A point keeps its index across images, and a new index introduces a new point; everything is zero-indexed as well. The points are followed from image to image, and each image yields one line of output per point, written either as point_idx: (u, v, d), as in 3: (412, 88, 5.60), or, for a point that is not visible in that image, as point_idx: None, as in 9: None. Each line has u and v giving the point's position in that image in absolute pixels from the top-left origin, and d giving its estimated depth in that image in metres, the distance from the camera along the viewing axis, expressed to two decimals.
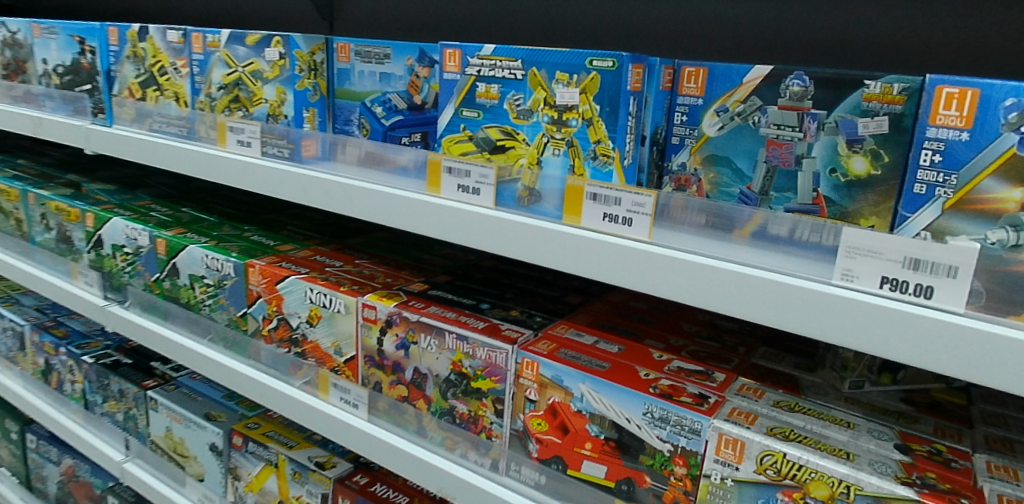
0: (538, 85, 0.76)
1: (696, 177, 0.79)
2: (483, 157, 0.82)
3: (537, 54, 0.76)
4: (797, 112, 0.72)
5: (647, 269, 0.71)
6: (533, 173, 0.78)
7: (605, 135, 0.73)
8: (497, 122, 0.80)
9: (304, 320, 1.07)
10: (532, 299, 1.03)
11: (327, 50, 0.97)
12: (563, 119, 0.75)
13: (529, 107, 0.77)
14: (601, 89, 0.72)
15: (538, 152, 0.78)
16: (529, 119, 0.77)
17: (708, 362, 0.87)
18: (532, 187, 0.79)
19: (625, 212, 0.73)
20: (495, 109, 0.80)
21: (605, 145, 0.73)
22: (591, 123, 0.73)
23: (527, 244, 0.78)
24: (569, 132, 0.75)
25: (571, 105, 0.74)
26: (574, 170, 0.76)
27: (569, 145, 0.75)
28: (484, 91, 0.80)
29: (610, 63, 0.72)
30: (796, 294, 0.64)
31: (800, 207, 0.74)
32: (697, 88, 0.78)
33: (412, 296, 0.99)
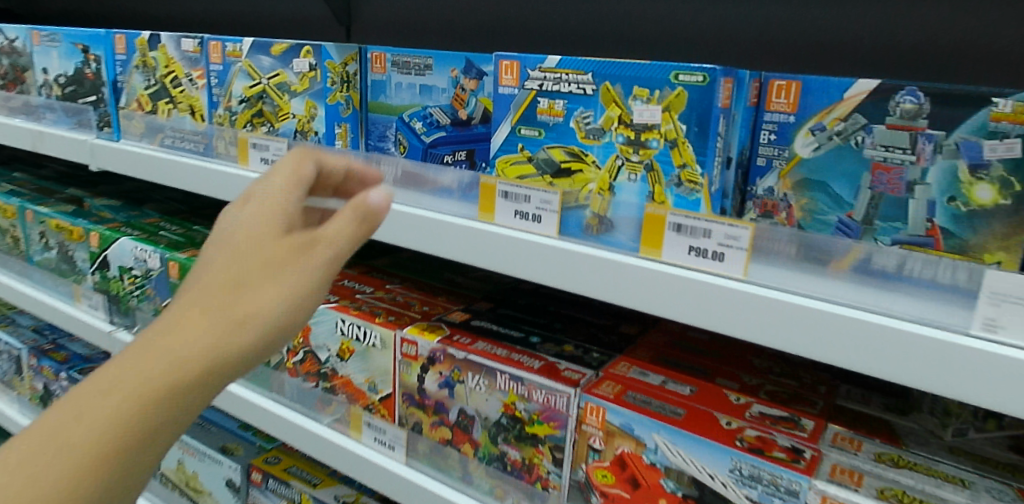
0: (612, 102, 0.67)
1: (785, 202, 0.71)
2: (545, 181, 0.73)
3: (611, 67, 0.67)
4: (909, 132, 0.64)
5: (742, 311, 0.63)
6: (605, 199, 0.69)
7: (692, 158, 0.64)
8: (562, 142, 0.71)
9: (334, 354, 0.98)
10: (585, 330, 0.95)
11: (360, 60, 0.90)
12: (641, 140, 0.66)
13: (601, 126, 0.68)
14: (688, 106, 0.63)
15: (611, 176, 0.69)
16: (601, 139, 0.68)
17: (792, 406, 0.79)
18: (602, 214, 0.70)
19: (716, 245, 0.64)
20: (559, 128, 0.71)
21: (692, 170, 0.64)
22: (676, 145, 0.65)
23: (598, 280, 0.69)
24: (649, 154, 0.66)
25: (651, 124, 0.65)
26: (654, 197, 0.67)
27: (649, 169, 0.66)
28: (547, 108, 0.71)
29: (700, 78, 0.63)
30: (927, 345, 0.56)
31: (910, 239, 0.65)
32: (788, 104, 0.69)
33: (457, 329, 0.91)
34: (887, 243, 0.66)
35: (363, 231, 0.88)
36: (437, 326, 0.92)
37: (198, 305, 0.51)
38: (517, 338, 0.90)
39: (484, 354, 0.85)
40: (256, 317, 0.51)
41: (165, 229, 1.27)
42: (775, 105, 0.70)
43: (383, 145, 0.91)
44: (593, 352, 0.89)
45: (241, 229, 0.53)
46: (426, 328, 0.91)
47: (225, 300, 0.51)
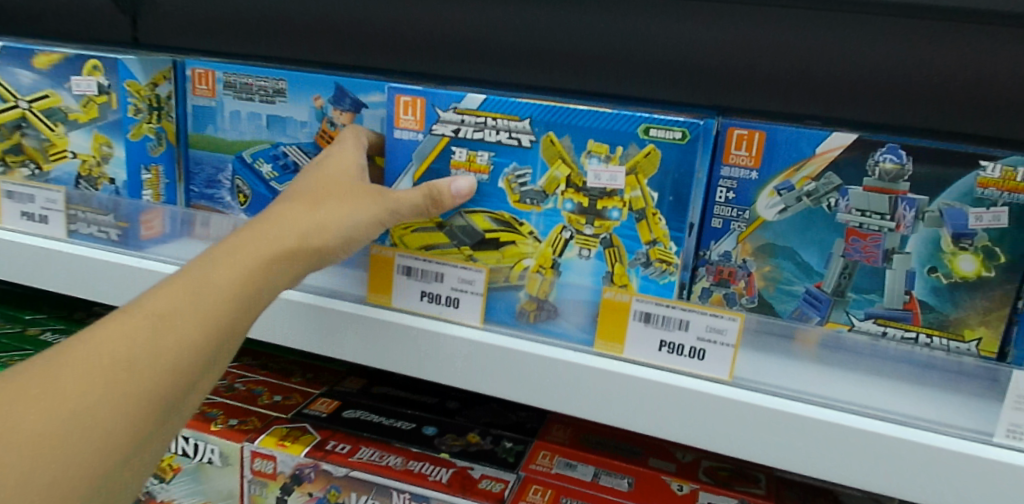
0: (558, 158, 0.55)
1: (744, 270, 0.60)
2: (462, 253, 0.59)
3: (558, 114, 0.55)
4: (889, 196, 0.55)
5: (731, 421, 0.54)
6: (547, 280, 0.58)
7: (666, 234, 0.55)
8: (487, 206, 0.58)
9: (149, 473, 0.72)
10: (486, 408, 0.79)
11: (176, 77, 0.68)
12: (598, 209, 0.56)
13: (542, 189, 0.56)
14: (661, 167, 0.54)
15: (557, 248, 0.57)
16: (542, 205, 0.57)
17: (737, 487, 0.71)
18: (542, 299, 0.58)
19: (695, 341, 0.55)
20: (483, 187, 0.58)
21: (665, 247, 0.55)
22: (642, 216, 0.55)
23: (548, 386, 0.57)
24: (608, 227, 0.56)
25: (612, 189, 0.55)
26: (613, 278, 0.56)
27: (608, 244, 0.56)
28: (466, 161, 0.57)
29: (677, 135, 0.53)
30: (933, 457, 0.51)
31: (885, 312, 0.57)
32: (750, 157, 0.58)
33: (329, 433, 0.70)
34: (861, 316, 0.58)
35: None
36: (301, 429, 0.69)
37: (287, 209, 0.56)
38: (408, 434, 0.72)
39: (373, 468, 0.66)
40: (329, 229, 0.55)
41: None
42: (734, 158, 0.58)
43: (214, 192, 0.69)
44: (505, 442, 0.73)
45: (339, 154, 0.58)
46: (286, 436, 0.68)
47: (324, 205, 0.55)
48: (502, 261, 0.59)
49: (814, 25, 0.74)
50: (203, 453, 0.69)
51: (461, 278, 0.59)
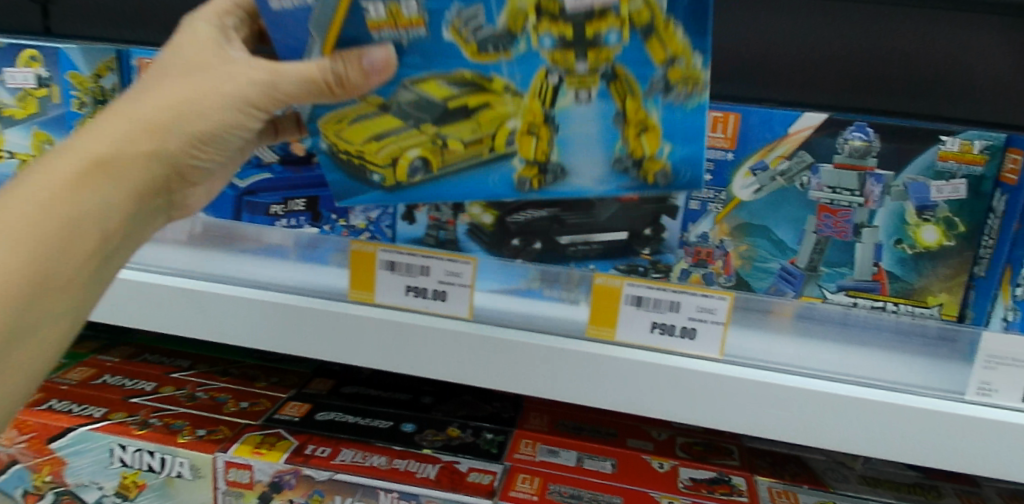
0: None
1: (721, 249, 0.60)
2: (424, 133, 0.50)
3: None
4: (858, 172, 0.57)
5: (720, 396, 0.57)
6: (541, 138, 0.50)
7: (682, 47, 0.45)
8: (435, 69, 0.47)
9: (110, 492, 0.66)
10: (461, 400, 0.77)
11: (121, 68, 0.62)
12: (588, 37, 0.45)
13: (504, 29, 0.45)
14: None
15: (547, 99, 0.48)
16: (512, 49, 0.46)
17: (713, 461, 0.73)
18: (543, 162, 0.51)
19: (686, 321, 0.57)
20: (424, 44, 0.46)
21: (688, 62, 0.45)
22: (650, 31, 0.44)
23: (545, 374, 0.58)
24: (607, 56, 0.46)
25: (602, 6, 0.43)
26: (628, 116, 0.48)
27: (612, 77, 0.47)
28: (387, 18, 0.45)
29: None
30: (913, 418, 0.55)
31: (855, 285, 0.60)
32: (725, 138, 0.58)
33: (305, 436, 0.67)
34: (833, 290, 0.60)
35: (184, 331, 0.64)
36: (276, 434, 0.66)
37: (120, 113, 0.48)
38: (387, 433, 0.69)
39: (357, 470, 0.64)
40: (178, 124, 0.48)
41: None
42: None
43: None
44: (485, 434, 0.72)
45: (190, 23, 0.51)
46: (261, 443, 0.65)
47: (176, 91, 0.48)
48: (469, 128, 0.50)
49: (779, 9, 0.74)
50: (170, 466, 0.64)
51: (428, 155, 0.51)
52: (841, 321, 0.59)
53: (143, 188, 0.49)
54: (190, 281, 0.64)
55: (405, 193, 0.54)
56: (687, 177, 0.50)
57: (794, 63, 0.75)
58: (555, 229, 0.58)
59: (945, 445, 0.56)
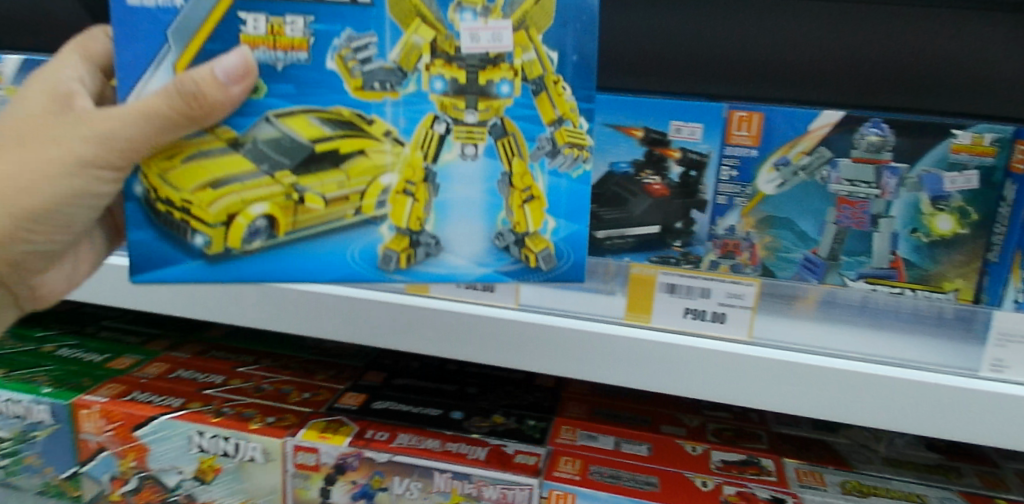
0: (416, 21, 0.54)
1: (748, 241, 0.64)
2: (280, 182, 0.57)
3: None
4: (874, 166, 0.61)
5: (749, 373, 0.64)
6: (420, 190, 0.57)
7: (570, 109, 0.55)
8: (310, 104, 0.56)
9: (188, 476, 0.72)
10: (503, 391, 0.82)
11: None
12: (483, 84, 0.55)
13: (397, 65, 0.55)
14: (557, 19, 0.54)
15: (431, 150, 0.56)
16: (399, 90, 0.55)
17: (743, 445, 0.77)
18: (417, 232, 0.58)
19: (715, 306, 0.64)
20: (302, 73, 0.55)
21: (574, 126, 0.56)
22: (541, 85, 0.55)
23: (590, 358, 0.65)
24: (496, 108, 0.56)
25: (496, 53, 0.54)
26: (514, 180, 0.57)
27: (502, 132, 0.56)
28: (267, 35, 0.55)
29: None
30: (925, 392, 0.62)
31: (874, 272, 0.64)
32: (750, 137, 0.62)
33: (364, 422, 0.72)
34: (853, 277, 0.64)
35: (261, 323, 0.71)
36: (338, 421, 0.72)
37: None
38: (438, 420, 0.75)
39: (414, 452, 0.69)
40: None
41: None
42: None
43: None
44: (529, 421, 0.77)
45: (29, 91, 0.64)
46: (326, 429, 0.70)
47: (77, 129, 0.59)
48: (339, 179, 0.57)
49: None
50: (244, 451, 0.70)
51: (273, 211, 0.58)
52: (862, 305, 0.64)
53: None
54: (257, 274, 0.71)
55: (228, 261, 0.59)
56: (569, 262, 0.59)
57: None
58: (592, 224, 0.65)
59: (957, 415, 0.62)
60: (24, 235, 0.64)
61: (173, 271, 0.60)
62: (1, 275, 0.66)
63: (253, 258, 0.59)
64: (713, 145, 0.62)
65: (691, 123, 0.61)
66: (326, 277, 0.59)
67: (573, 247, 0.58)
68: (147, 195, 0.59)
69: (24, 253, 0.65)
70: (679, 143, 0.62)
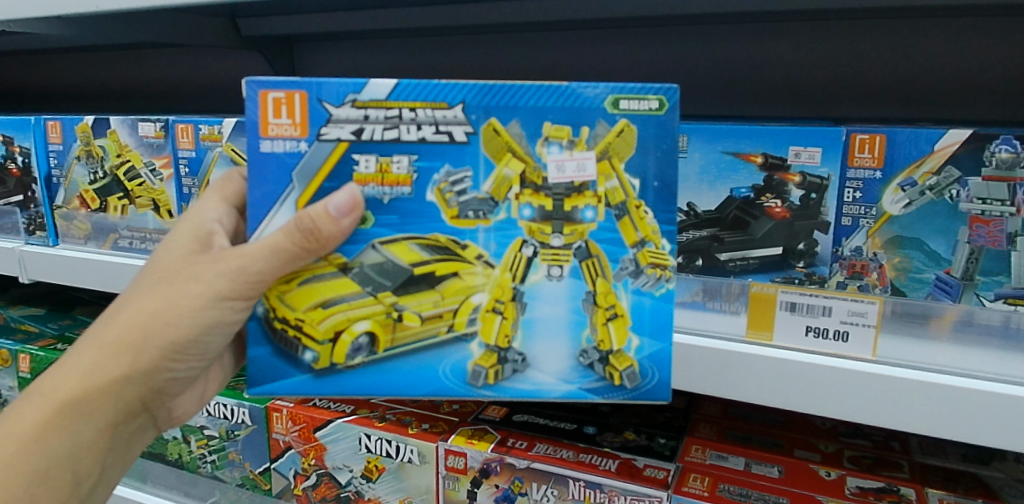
0: (505, 152, 0.54)
1: (876, 262, 0.65)
2: (383, 302, 0.56)
3: (496, 98, 0.54)
4: (1007, 183, 0.60)
5: (873, 393, 0.62)
6: (509, 310, 0.57)
7: (651, 231, 0.55)
8: (410, 232, 0.55)
9: (357, 474, 0.83)
10: (634, 411, 0.87)
11: None
12: (567, 210, 0.55)
13: (488, 194, 0.55)
14: (638, 145, 0.54)
15: (519, 272, 0.56)
16: (490, 218, 0.55)
17: (881, 473, 0.76)
18: (505, 349, 0.57)
19: (839, 324, 0.64)
20: (405, 202, 0.55)
21: (657, 247, 0.55)
22: (624, 210, 0.55)
23: (712, 375, 0.67)
24: (581, 232, 0.55)
25: (580, 182, 0.55)
26: (598, 299, 0.57)
27: (586, 254, 0.56)
28: (377, 173, 0.55)
29: (654, 105, 0.54)
30: None
31: (1014, 292, 0.61)
32: (873, 158, 0.63)
33: (506, 432, 0.80)
34: (991, 298, 0.62)
35: None
36: (483, 429, 0.80)
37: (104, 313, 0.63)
38: (573, 433, 0.80)
39: (551, 460, 0.75)
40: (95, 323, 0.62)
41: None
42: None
43: None
44: (659, 438, 0.81)
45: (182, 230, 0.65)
46: (473, 435, 0.78)
47: (212, 266, 0.59)
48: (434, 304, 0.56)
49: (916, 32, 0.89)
50: (403, 453, 0.80)
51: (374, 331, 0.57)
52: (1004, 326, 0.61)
53: (111, 419, 0.64)
54: None
55: (334, 376, 0.58)
56: (657, 380, 0.58)
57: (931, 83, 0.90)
58: (715, 247, 0.69)
59: None
60: (169, 363, 0.63)
61: (286, 383, 0.58)
62: (147, 400, 0.66)
63: (358, 373, 0.58)
64: (834, 169, 0.64)
65: (810, 147, 0.64)
66: (422, 392, 0.58)
67: (657, 365, 0.57)
68: (267, 315, 0.58)
69: (171, 376, 0.65)
70: (799, 168, 0.65)
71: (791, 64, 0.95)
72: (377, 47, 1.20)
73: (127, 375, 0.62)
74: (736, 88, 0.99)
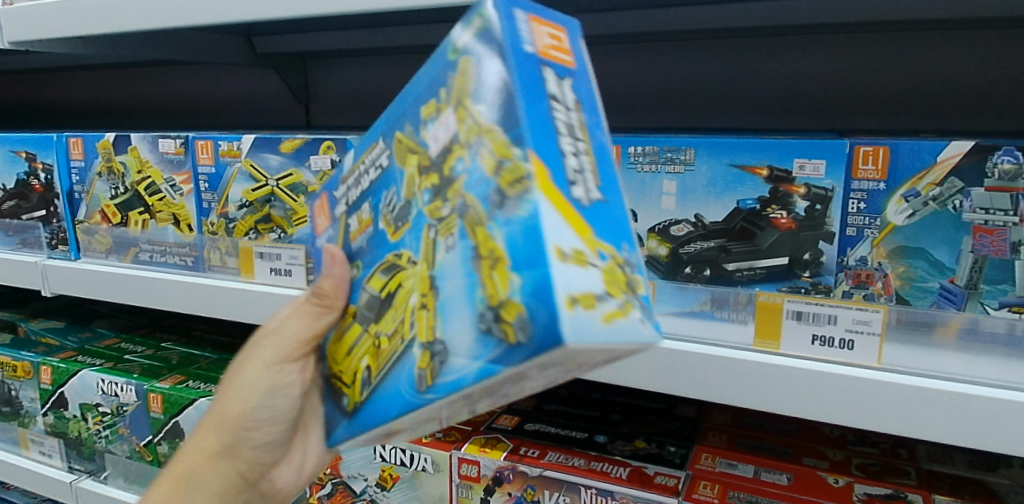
0: (407, 153, 0.46)
1: (881, 271, 0.65)
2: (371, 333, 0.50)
3: (393, 117, 0.48)
4: (1009, 193, 0.60)
5: (878, 400, 0.63)
6: (429, 307, 0.41)
7: (507, 143, 0.37)
8: (374, 266, 0.49)
9: (371, 483, 0.84)
10: (645, 419, 0.88)
11: None
12: (444, 175, 0.41)
13: (405, 199, 0.45)
14: (476, 76, 0.40)
15: (431, 263, 0.42)
16: (410, 219, 0.45)
17: (890, 480, 0.76)
18: (432, 343, 0.41)
19: (844, 333, 0.66)
20: (370, 240, 0.50)
21: (512, 162, 0.37)
22: (481, 140, 0.39)
23: (722, 383, 0.68)
24: (456, 189, 0.40)
25: (449, 142, 0.41)
26: (479, 252, 0.37)
27: (465, 209, 0.39)
28: (357, 227, 0.52)
29: (479, 20, 0.41)
30: None
31: (1019, 301, 0.61)
32: (877, 170, 0.65)
33: (518, 440, 0.81)
34: (996, 307, 0.62)
35: None
36: (496, 438, 0.81)
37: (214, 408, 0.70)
38: (584, 442, 0.82)
39: (563, 468, 0.76)
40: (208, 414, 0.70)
41: (130, 352, 1.09)
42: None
43: None
44: (669, 447, 0.82)
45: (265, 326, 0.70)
46: (485, 444, 0.80)
47: (259, 342, 0.64)
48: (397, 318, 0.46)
49: (918, 46, 0.91)
50: (418, 462, 0.81)
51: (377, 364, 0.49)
52: (1009, 334, 0.62)
53: (219, 493, 0.67)
54: None
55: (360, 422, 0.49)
56: (543, 320, 0.34)
57: (932, 96, 0.92)
58: (722, 257, 0.70)
59: None
60: (245, 431, 0.66)
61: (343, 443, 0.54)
62: (246, 472, 0.68)
63: (370, 402, 0.48)
64: (839, 181, 0.66)
65: (814, 159, 0.66)
66: (392, 416, 0.44)
67: (541, 300, 0.34)
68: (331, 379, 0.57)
69: (255, 444, 0.67)
70: (804, 180, 0.67)
71: (796, 78, 0.97)
72: (387, 63, 1.22)
73: (217, 446, 0.67)
74: (740, 103, 1.00)
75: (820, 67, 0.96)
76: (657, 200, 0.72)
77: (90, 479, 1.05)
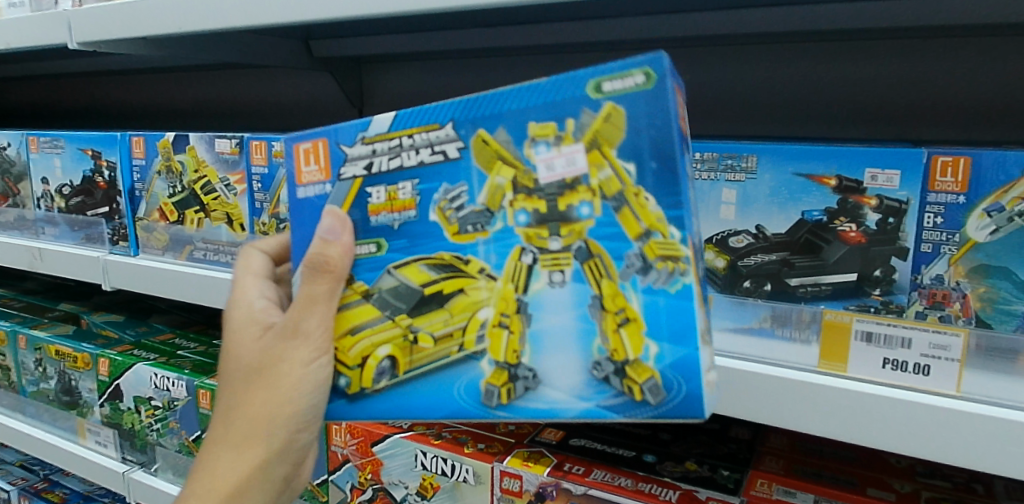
0: (495, 160, 0.50)
1: (958, 291, 0.60)
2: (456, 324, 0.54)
3: (481, 108, 0.50)
4: None
5: (957, 431, 0.58)
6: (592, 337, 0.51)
7: (656, 221, 0.47)
8: (417, 252, 0.53)
9: (412, 492, 0.84)
10: (696, 440, 0.86)
11: None
12: (561, 210, 0.49)
13: (484, 206, 0.51)
14: (630, 128, 0.47)
15: (521, 282, 0.51)
16: (488, 228, 0.51)
17: None
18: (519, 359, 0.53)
19: (919, 357, 0.61)
20: (412, 225, 0.54)
21: (664, 237, 0.47)
22: (622, 200, 0.48)
23: (782, 406, 0.64)
24: (580, 231, 0.49)
25: (571, 178, 0.48)
26: (606, 302, 0.49)
27: (586, 255, 0.49)
28: (387, 202, 0.54)
29: (640, 79, 0.46)
30: None
31: None
32: (956, 183, 0.60)
33: (563, 457, 0.80)
34: None
35: (741, 412, 0.66)
36: (540, 453, 0.81)
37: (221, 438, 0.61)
38: (631, 460, 0.80)
39: (609, 487, 0.75)
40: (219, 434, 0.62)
41: (183, 348, 1.11)
42: None
43: None
44: (722, 470, 0.78)
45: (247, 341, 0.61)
46: (529, 458, 0.79)
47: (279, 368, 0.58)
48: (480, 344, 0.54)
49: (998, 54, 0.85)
50: (459, 473, 0.81)
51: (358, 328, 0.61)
52: None
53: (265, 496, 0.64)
54: (731, 360, 0.67)
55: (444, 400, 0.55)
56: (681, 390, 0.49)
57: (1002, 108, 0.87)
58: (785, 271, 0.66)
59: None
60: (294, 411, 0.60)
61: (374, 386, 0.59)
62: (287, 478, 0.64)
63: (396, 392, 0.56)
64: (913, 191, 0.61)
65: (888, 170, 0.61)
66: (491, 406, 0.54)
67: (682, 375, 0.48)
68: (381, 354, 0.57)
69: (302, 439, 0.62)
70: (876, 191, 0.62)
71: (863, 85, 0.93)
72: (441, 69, 1.23)
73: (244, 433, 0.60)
74: (805, 110, 0.97)
75: (889, 72, 0.91)
76: (715, 209, 0.68)
77: (141, 470, 1.07)
